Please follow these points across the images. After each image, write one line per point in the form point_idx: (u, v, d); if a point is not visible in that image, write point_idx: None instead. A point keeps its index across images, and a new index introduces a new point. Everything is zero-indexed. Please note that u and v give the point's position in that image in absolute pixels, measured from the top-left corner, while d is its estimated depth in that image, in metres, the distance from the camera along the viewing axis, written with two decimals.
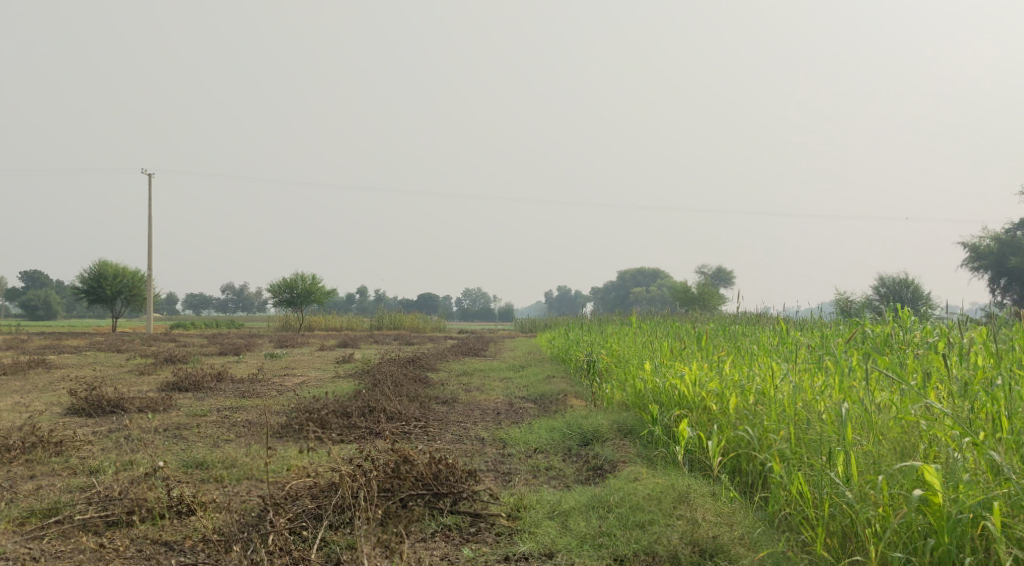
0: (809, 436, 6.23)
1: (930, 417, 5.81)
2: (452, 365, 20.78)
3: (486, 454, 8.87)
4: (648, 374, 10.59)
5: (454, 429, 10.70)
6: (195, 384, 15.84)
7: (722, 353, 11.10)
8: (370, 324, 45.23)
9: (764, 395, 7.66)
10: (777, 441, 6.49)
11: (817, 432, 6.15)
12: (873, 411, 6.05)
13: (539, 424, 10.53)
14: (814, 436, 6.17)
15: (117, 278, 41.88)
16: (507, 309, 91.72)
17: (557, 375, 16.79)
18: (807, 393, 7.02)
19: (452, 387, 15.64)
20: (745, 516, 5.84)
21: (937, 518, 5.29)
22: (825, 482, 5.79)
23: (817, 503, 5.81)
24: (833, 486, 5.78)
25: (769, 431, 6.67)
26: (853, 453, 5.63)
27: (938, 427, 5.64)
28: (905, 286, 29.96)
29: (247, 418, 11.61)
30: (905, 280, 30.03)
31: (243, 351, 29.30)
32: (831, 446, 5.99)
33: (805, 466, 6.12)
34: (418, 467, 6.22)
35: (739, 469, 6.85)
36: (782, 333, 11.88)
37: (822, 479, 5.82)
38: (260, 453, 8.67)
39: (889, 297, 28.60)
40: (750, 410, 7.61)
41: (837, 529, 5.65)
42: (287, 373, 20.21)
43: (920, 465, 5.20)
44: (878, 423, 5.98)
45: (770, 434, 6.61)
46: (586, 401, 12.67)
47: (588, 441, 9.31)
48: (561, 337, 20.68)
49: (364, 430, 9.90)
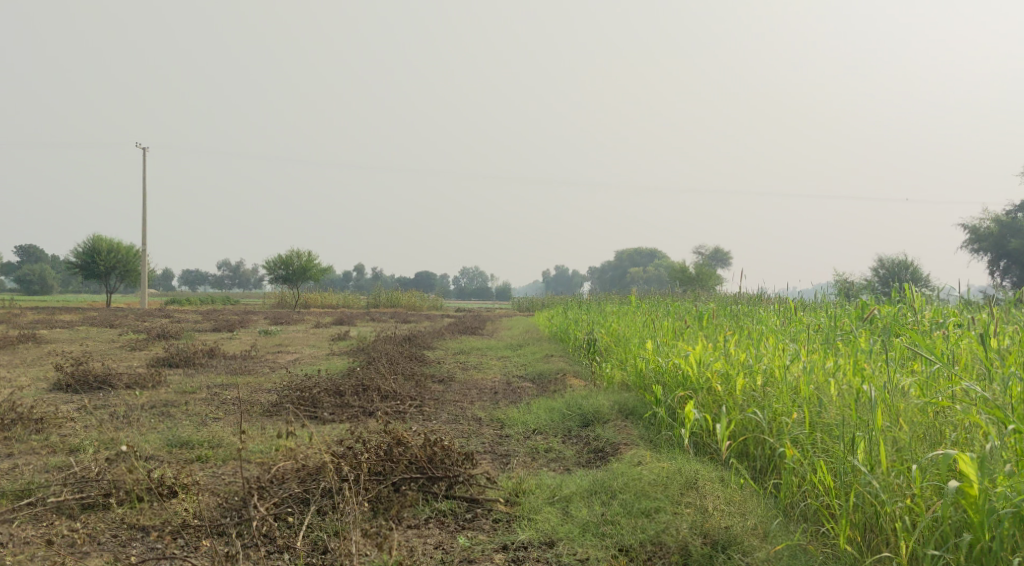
0: (825, 420, 5.96)
1: (965, 403, 5.54)
2: (448, 343, 20.46)
3: (484, 435, 8.58)
4: (650, 354, 10.30)
5: (450, 409, 10.40)
6: (186, 360, 15.53)
7: (726, 332, 10.79)
8: (366, 302, 44.92)
9: (772, 376, 7.37)
10: (789, 425, 6.21)
11: (834, 415, 5.89)
12: (897, 394, 5.80)
13: (538, 405, 10.24)
14: (832, 421, 5.91)
15: (111, 253, 41.49)
16: (504, 288, 91.42)
17: (555, 354, 16.49)
18: (819, 374, 6.73)
19: (448, 365, 15.34)
20: (756, 503, 5.53)
21: (972, 513, 5.06)
22: (847, 471, 5.55)
23: (840, 493, 5.57)
24: (855, 474, 5.53)
25: (780, 413, 6.39)
26: (881, 441, 5.37)
27: (972, 413, 5.40)
28: (905, 267, 29.67)
29: (237, 396, 11.30)
30: (905, 262, 29.73)
31: (238, 328, 29.00)
32: (850, 430, 5.73)
33: (823, 451, 5.87)
34: (412, 450, 5.92)
35: (747, 453, 6.57)
36: (788, 313, 11.57)
37: (844, 467, 5.58)
38: (248, 433, 8.37)
39: (888, 279, 28.34)
40: (758, 392, 7.32)
41: (861, 522, 5.43)
42: (281, 350, 19.91)
43: (956, 455, 4.95)
44: (903, 408, 5.72)
45: (783, 417, 6.34)
46: (585, 381, 12.38)
47: (588, 423, 9.02)
48: (559, 316, 20.36)
49: (357, 410, 9.60)
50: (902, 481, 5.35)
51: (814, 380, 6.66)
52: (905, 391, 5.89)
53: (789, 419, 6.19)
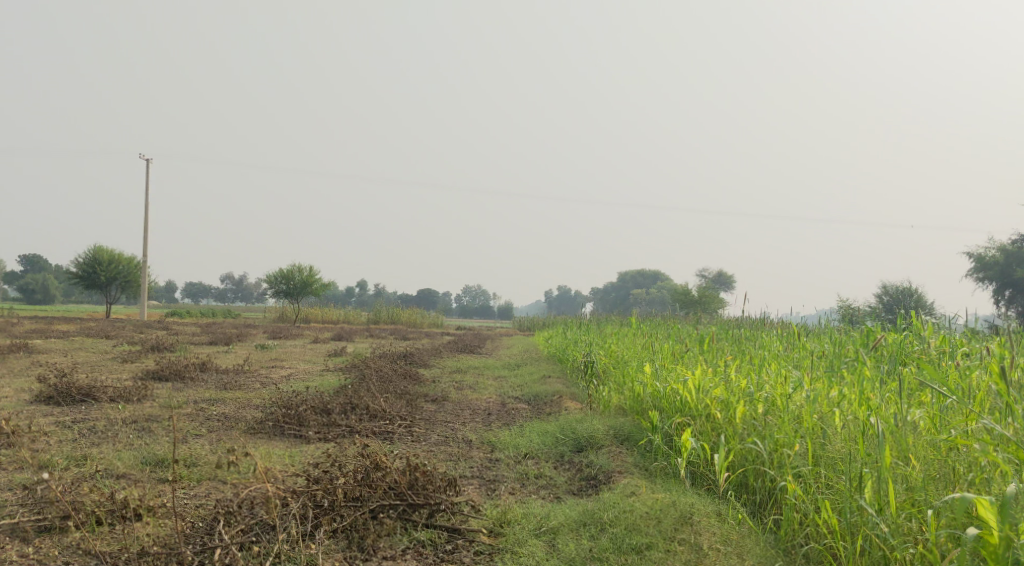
0: (831, 455, 5.66)
1: (982, 442, 5.24)
2: (445, 362, 20.14)
3: (473, 459, 8.25)
4: (647, 377, 10.00)
5: (440, 430, 10.10)
6: (176, 374, 15.24)
7: (727, 357, 10.47)
8: (366, 318, 44.62)
9: (773, 404, 7.06)
10: (791, 457, 5.91)
11: (841, 450, 5.59)
12: (907, 429, 5.51)
13: (532, 427, 9.92)
14: (838, 455, 5.60)
15: (112, 264, 41.29)
16: (506, 307, 91.09)
17: (553, 375, 16.17)
18: (823, 403, 6.43)
19: (443, 384, 15.05)
20: (754, 540, 5.22)
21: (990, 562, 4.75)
22: (854, 510, 5.25)
23: (846, 534, 5.26)
24: (863, 514, 5.23)
25: (781, 444, 6.08)
26: (892, 480, 5.07)
27: (989, 453, 5.11)
28: (909, 294, 29.33)
29: (223, 412, 11.00)
30: (909, 288, 29.39)
31: (235, 341, 28.70)
32: (857, 466, 5.43)
33: (827, 488, 5.56)
34: (391, 475, 5.62)
35: (746, 485, 6.26)
36: (792, 338, 11.25)
37: (851, 507, 5.28)
38: (228, 451, 8.07)
39: (891, 305, 28.04)
40: (758, 422, 7.01)
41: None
42: (276, 365, 19.63)
43: (974, 499, 4.65)
44: (915, 446, 5.43)
45: (784, 447, 6.03)
46: (581, 404, 12.06)
47: (582, 448, 8.70)
48: (558, 337, 20.05)
49: (343, 429, 9.30)
50: (914, 525, 5.07)
51: (818, 409, 6.36)
52: (916, 425, 5.60)
53: (792, 450, 5.88)
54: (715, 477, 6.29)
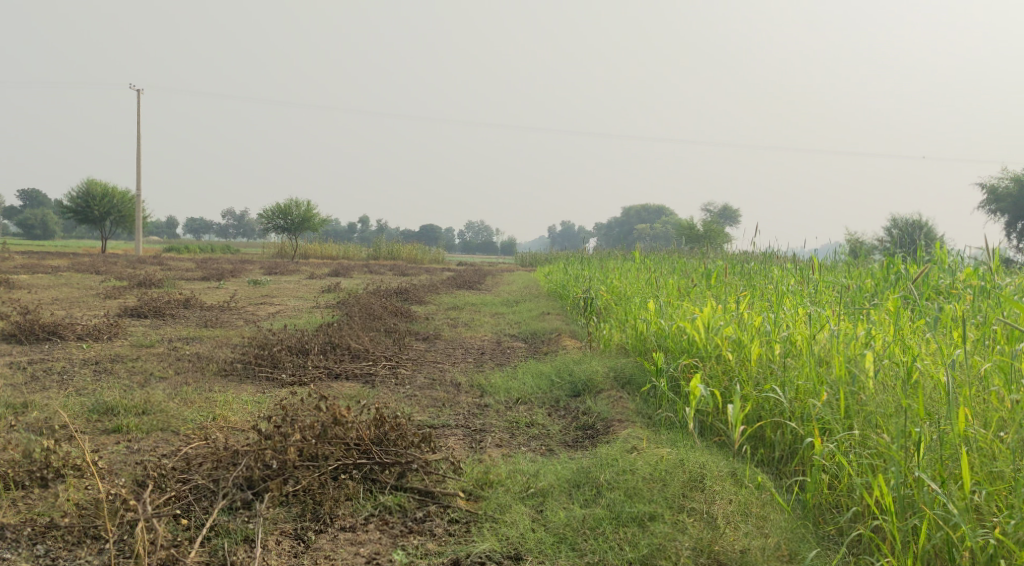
0: (872, 409, 4.94)
1: None
2: (441, 297, 19.36)
3: (461, 406, 7.54)
4: (651, 315, 9.25)
5: (428, 371, 9.39)
6: (156, 311, 14.53)
7: (738, 294, 9.69)
8: (365, 254, 43.79)
9: (795, 346, 6.31)
10: (817, 407, 5.21)
11: (888, 408, 4.87)
12: (965, 382, 4.81)
13: (525, 369, 9.19)
14: (879, 410, 4.90)
15: (106, 199, 40.35)
16: (508, 242, 90.04)
17: (553, 311, 15.43)
18: (851, 343, 5.68)
19: (437, 322, 14.32)
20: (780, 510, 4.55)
21: None
22: (909, 484, 4.55)
23: (899, 511, 4.56)
24: (922, 489, 4.55)
25: (805, 393, 5.37)
26: (967, 453, 4.40)
27: None
28: (921, 227, 28.44)
29: (196, 352, 10.30)
30: (921, 223, 28.50)
31: (228, 277, 27.92)
32: (912, 428, 4.71)
33: (871, 455, 4.84)
34: (356, 430, 5.06)
35: (763, 438, 5.54)
36: (806, 273, 10.45)
37: (904, 480, 4.57)
38: (189, 397, 7.37)
39: (904, 237, 27.18)
40: (779, 363, 6.26)
41: (926, 555, 4.45)
42: (266, 301, 18.94)
43: None
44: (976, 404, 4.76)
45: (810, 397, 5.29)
46: (581, 342, 11.33)
47: (579, 393, 7.95)
48: (558, 272, 19.24)
49: (321, 372, 8.60)
50: (989, 510, 4.44)
51: (844, 349, 5.62)
52: (973, 374, 4.91)
53: (819, 401, 5.16)
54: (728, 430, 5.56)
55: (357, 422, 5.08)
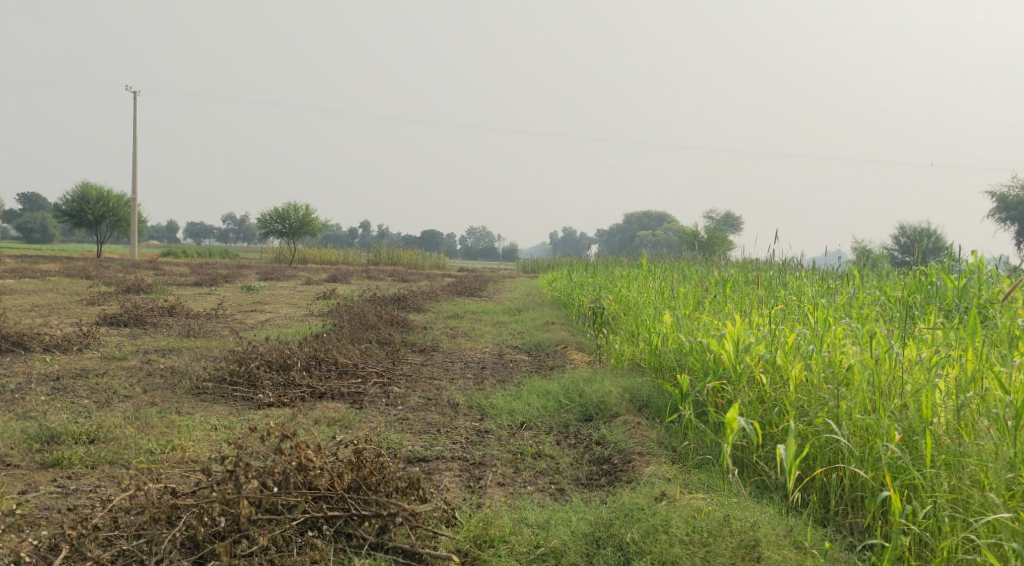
0: (974, 464, 4.48)
1: None
2: (440, 306, 18.45)
3: (458, 432, 6.69)
4: (668, 329, 8.43)
5: (424, 388, 8.57)
6: (137, 320, 13.68)
7: (767, 306, 8.80)
8: (366, 260, 42.89)
9: (848, 375, 5.45)
10: (891, 451, 4.63)
11: (995, 466, 4.42)
12: None
13: (530, 387, 8.33)
14: (974, 461, 4.47)
15: (101, 202, 39.49)
16: (509, 249, 89.05)
17: (557, 321, 14.58)
18: (912, 368, 5.09)
19: (435, 331, 13.48)
20: None
21: None
22: None
23: None
24: None
25: (867, 432, 4.80)
26: None
27: None
28: (928, 236, 27.64)
29: (171, 366, 9.47)
30: (928, 231, 27.67)
31: (221, 282, 27.08)
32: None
33: (980, 523, 4.36)
34: (325, 478, 4.61)
35: (818, 483, 4.89)
36: (837, 285, 9.55)
37: None
38: (150, 420, 6.56)
39: (907, 247, 26.46)
40: (837, 390, 5.38)
41: None
42: (257, 308, 18.09)
43: None
44: None
45: (882, 441, 4.70)
46: (589, 356, 10.51)
47: (591, 418, 7.08)
48: (562, 280, 18.31)
49: (304, 391, 7.78)
50: None
51: (902, 375, 5.02)
52: None
53: (895, 445, 4.57)
54: (776, 474, 4.85)
55: (327, 467, 4.64)
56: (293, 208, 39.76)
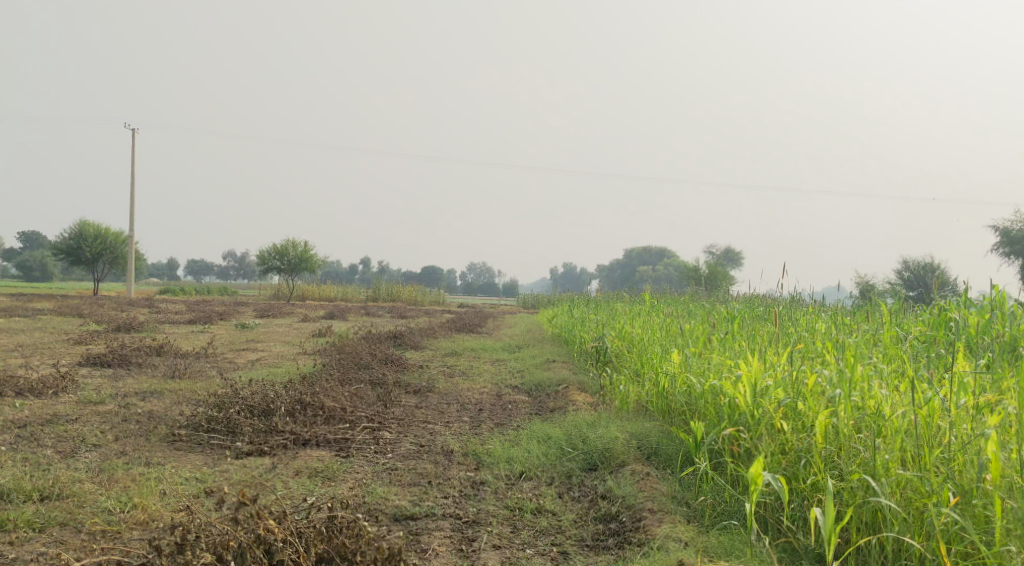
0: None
1: None
2: (438, 343, 17.90)
3: (451, 484, 6.16)
4: (677, 369, 7.93)
5: (417, 433, 8.02)
6: (121, 360, 13.13)
7: (781, 344, 8.28)
8: (365, 296, 42.37)
9: (882, 424, 5.02)
10: (944, 517, 4.51)
11: None
12: None
13: (530, 432, 7.79)
14: None
15: (98, 239, 39.07)
16: (509, 285, 88.65)
17: (559, 359, 14.02)
18: (951, 418, 4.87)
19: (431, 370, 12.92)
20: None
21: None
22: None
23: None
24: None
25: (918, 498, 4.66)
26: None
27: None
28: (932, 269, 27.17)
29: (149, 411, 8.92)
30: (932, 264, 27.20)
31: (215, 319, 26.54)
32: None
33: None
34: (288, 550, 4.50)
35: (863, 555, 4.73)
36: (853, 323, 9.03)
37: None
38: (115, 472, 6.03)
39: (911, 282, 26.01)
40: (877, 442, 4.92)
41: None
42: (249, 347, 17.54)
43: None
44: None
45: (934, 509, 4.58)
46: (592, 396, 9.97)
47: (596, 468, 6.53)
48: (564, 316, 17.76)
49: (286, 437, 7.24)
50: None
51: (944, 430, 4.82)
52: None
53: (952, 513, 4.45)
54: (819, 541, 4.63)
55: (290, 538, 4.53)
56: (291, 244, 39.35)
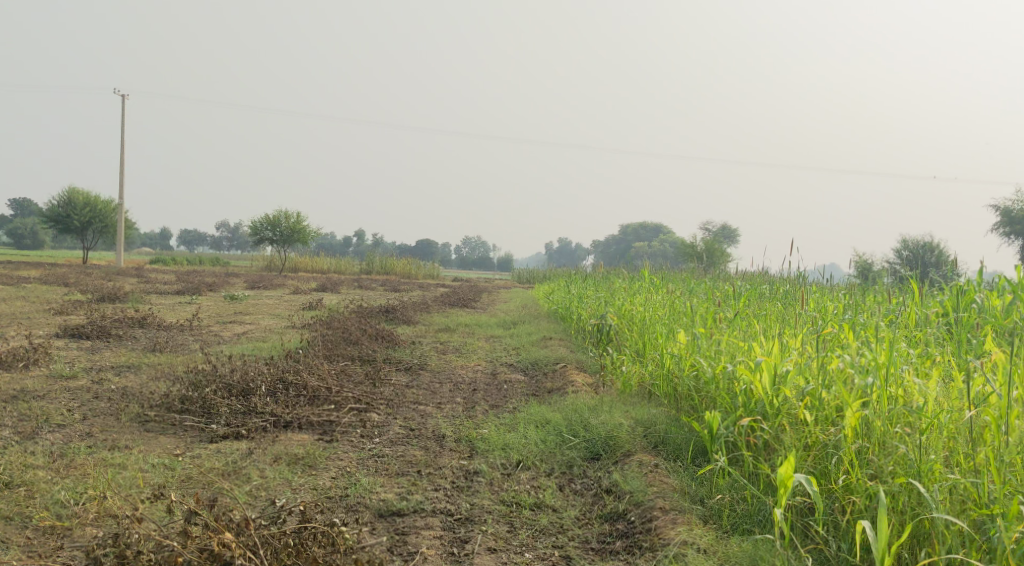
0: None
1: None
2: (431, 317, 17.41)
3: (442, 474, 5.67)
4: (684, 350, 7.44)
5: (407, 415, 7.53)
6: (99, 331, 12.59)
7: (794, 325, 7.81)
8: (358, 269, 41.81)
9: (922, 420, 4.61)
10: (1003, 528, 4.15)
11: None
12: None
13: (527, 415, 7.30)
14: None
15: (87, 207, 38.36)
16: (504, 259, 88.08)
17: (555, 336, 13.53)
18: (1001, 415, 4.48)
19: (424, 346, 12.43)
20: None
21: None
22: None
23: None
24: None
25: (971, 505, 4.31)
26: None
27: None
28: (931, 249, 26.74)
29: (123, 386, 8.42)
30: (932, 243, 26.76)
31: (205, 291, 25.98)
32: None
33: None
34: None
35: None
36: (869, 303, 8.53)
37: None
38: (77, 456, 5.54)
39: (910, 260, 25.60)
40: (923, 441, 4.52)
41: None
42: (236, 320, 17.02)
43: None
44: None
45: (989, 520, 4.24)
46: (592, 377, 9.49)
47: (599, 458, 6.03)
48: (561, 291, 17.26)
49: (266, 419, 6.75)
50: None
51: (997, 428, 4.44)
52: None
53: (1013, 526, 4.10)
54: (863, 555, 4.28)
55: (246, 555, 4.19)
56: (284, 215, 38.71)
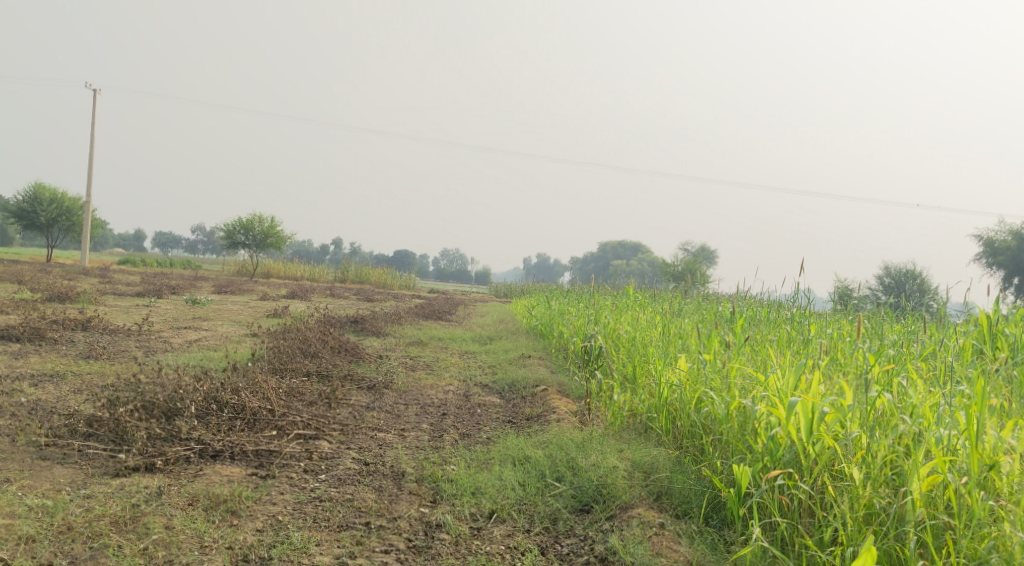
0: None
1: None
2: (402, 330, 16.24)
3: (396, 528, 4.57)
4: (689, 377, 6.41)
5: (362, 444, 6.42)
6: (32, 334, 11.31)
7: (809, 353, 6.83)
8: (331, 276, 40.52)
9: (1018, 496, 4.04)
10: None
11: None
12: None
13: (503, 450, 6.20)
14: None
15: (53, 203, 36.85)
16: (482, 272, 87.23)
17: (534, 355, 12.42)
18: None
19: (392, 362, 11.31)
20: None
21: None
22: None
23: None
24: None
25: None
26: None
27: None
28: (913, 278, 25.81)
29: (36, 399, 7.24)
30: (914, 271, 25.89)
31: (167, 293, 24.63)
32: None
33: None
34: None
35: None
36: (892, 332, 7.49)
37: None
38: None
39: (890, 289, 24.82)
40: None
41: None
42: (192, 325, 15.73)
43: None
44: None
45: None
46: (578, 404, 8.42)
47: (589, 511, 4.95)
48: (542, 307, 16.17)
49: (187, 448, 5.60)
50: None
51: None
52: None
53: None
54: None
55: None
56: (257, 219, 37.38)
